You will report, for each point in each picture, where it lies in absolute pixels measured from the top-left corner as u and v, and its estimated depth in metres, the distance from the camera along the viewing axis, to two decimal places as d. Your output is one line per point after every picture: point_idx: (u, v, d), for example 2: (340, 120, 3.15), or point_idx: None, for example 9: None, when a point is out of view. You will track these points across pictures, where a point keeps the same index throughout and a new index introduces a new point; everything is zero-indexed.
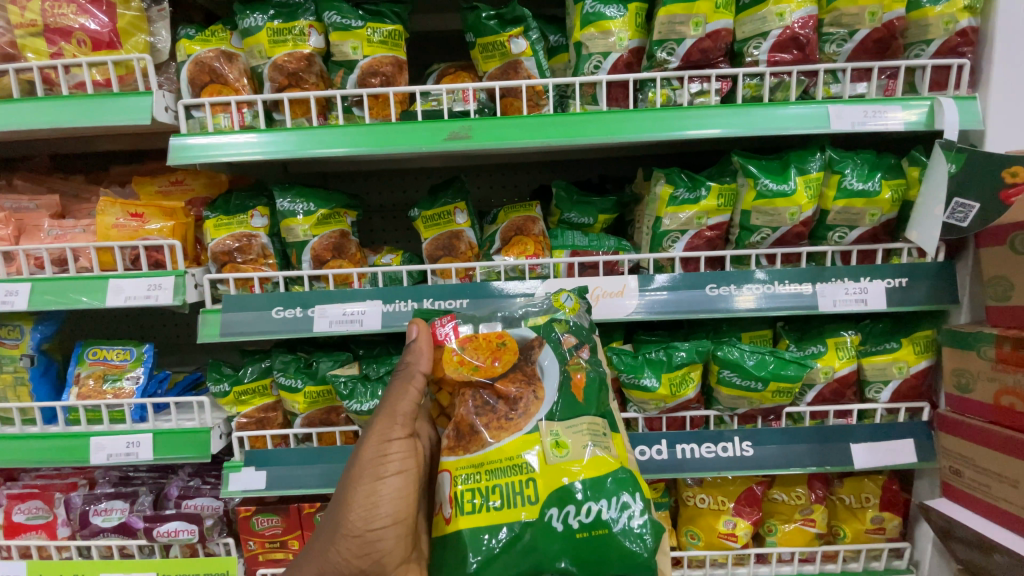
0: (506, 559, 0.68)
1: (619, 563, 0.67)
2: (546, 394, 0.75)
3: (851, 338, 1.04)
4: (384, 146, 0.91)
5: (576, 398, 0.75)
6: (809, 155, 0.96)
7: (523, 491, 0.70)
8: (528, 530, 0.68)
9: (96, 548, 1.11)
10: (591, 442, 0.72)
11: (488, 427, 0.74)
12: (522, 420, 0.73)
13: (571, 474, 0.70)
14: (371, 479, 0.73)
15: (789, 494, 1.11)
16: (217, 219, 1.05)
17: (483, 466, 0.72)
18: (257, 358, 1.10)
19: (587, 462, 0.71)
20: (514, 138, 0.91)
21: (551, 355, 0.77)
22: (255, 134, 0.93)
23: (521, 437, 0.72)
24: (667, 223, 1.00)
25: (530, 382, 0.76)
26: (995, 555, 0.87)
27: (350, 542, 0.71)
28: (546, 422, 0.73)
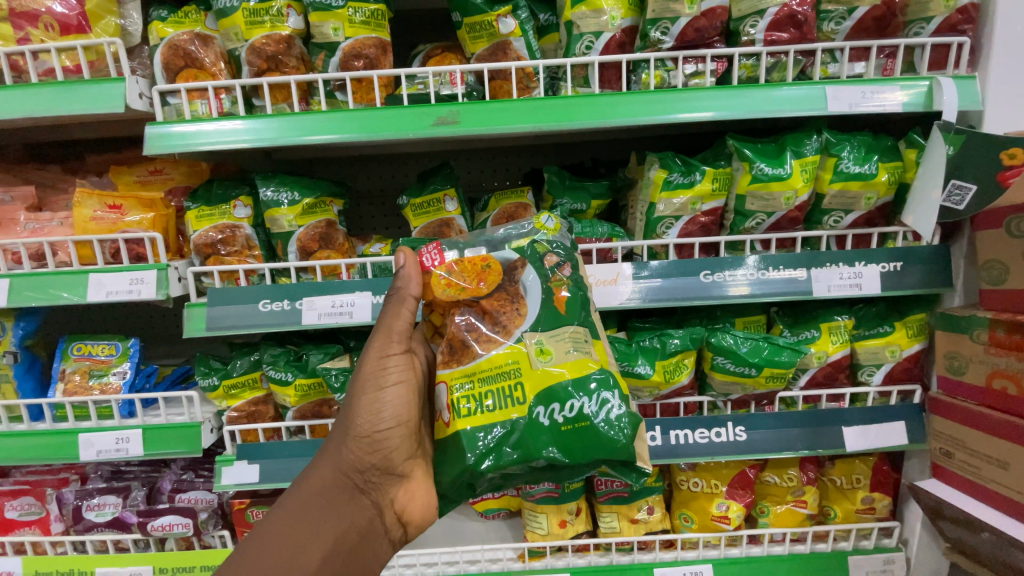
0: (500, 452, 0.70)
1: (601, 449, 0.71)
2: (529, 310, 0.76)
3: (845, 322, 1.03)
4: (371, 133, 0.88)
5: (559, 311, 0.76)
6: (805, 138, 0.93)
7: (512, 394, 0.72)
8: (519, 427, 0.71)
9: (90, 543, 1.11)
10: (573, 347, 0.74)
11: (478, 340, 0.75)
12: (507, 331, 0.75)
13: (557, 375, 0.72)
14: (373, 388, 0.71)
15: (781, 476, 1.13)
16: (199, 210, 1.02)
17: (475, 375, 0.74)
18: (245, 351, 1.09)
19: (570, 364, 0.73)
20: (505, 123, 0.88)
21: (532, 274, 0.77)
22: (236, 120, 0.90)
23: (509, 347, 0.74)
24: (661, 209, 0.98)
25: (514, 300, 0.77)
26: (982, 533, 0.89)
27: (357, 442, 0.70)
28: (531, 332, 0.75)
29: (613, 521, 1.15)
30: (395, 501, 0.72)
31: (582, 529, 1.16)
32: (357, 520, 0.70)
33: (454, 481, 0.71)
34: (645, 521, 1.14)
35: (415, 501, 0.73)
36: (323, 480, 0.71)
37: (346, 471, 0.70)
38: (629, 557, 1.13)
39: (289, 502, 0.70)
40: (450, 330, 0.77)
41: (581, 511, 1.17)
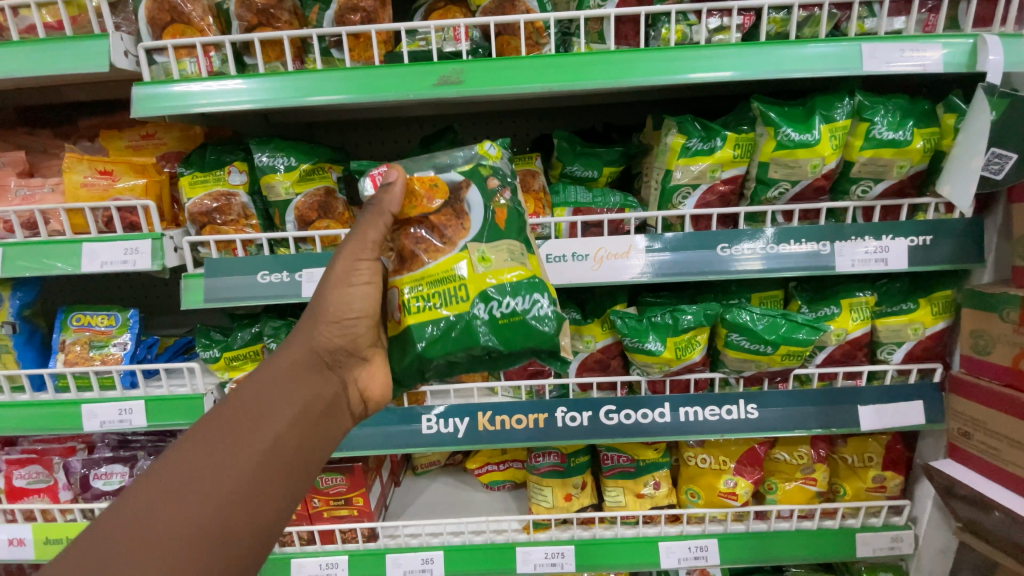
0: (444, 345, 0.69)
1: (534, 346, 0.71)
2: (472, 226, 0.73)
3: (867, 298, 0.99)
4: (371, 94, 0.83)
5: (499, 225, 0.74)
6: (836, 101, 0.87)
7: (455, 295, 0.70)
8: (459, 323, 0.70)
9: (99, 510, 1.12)
10: (511, 257, 0.72)
11: (426, 251, 0.72)
12: (453, 243, 0.72)
13: (496, 279, 0.71)
14: (342, 285, 0.68)
15: (791, 453, 1.11)
16: (192, 176, 0.98)
17: (423, 279, 0.71)
18: (246, 323, 1.06)
19: (507, 270, 0.71)
20: (512, 83, 0.82)
21: (478, 194, 0.74)
22: (226, 80, 0.84)
23: (453, 255, 0.71)
24: (678, 177, 0.92)
25: (459, 217, 0.73)
26: (994, 513, 0.89)
27: (326, 328, 0.67)
28: (476, 243, 0.72)
29: (619, 495, 1.15)
30: (359, 381, 0.71)
31: (587, 502, 1.17)
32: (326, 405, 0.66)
33: (404, 369, 0.71)
34: (651, 496, 1.14)
35: (377, 384, 0.73)
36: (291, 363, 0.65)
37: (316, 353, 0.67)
38: (634, 530, 1.13)
39: (244, 387, 0.62)
40: (399, 240, 0.73)
41: (587, 485, 1.18)
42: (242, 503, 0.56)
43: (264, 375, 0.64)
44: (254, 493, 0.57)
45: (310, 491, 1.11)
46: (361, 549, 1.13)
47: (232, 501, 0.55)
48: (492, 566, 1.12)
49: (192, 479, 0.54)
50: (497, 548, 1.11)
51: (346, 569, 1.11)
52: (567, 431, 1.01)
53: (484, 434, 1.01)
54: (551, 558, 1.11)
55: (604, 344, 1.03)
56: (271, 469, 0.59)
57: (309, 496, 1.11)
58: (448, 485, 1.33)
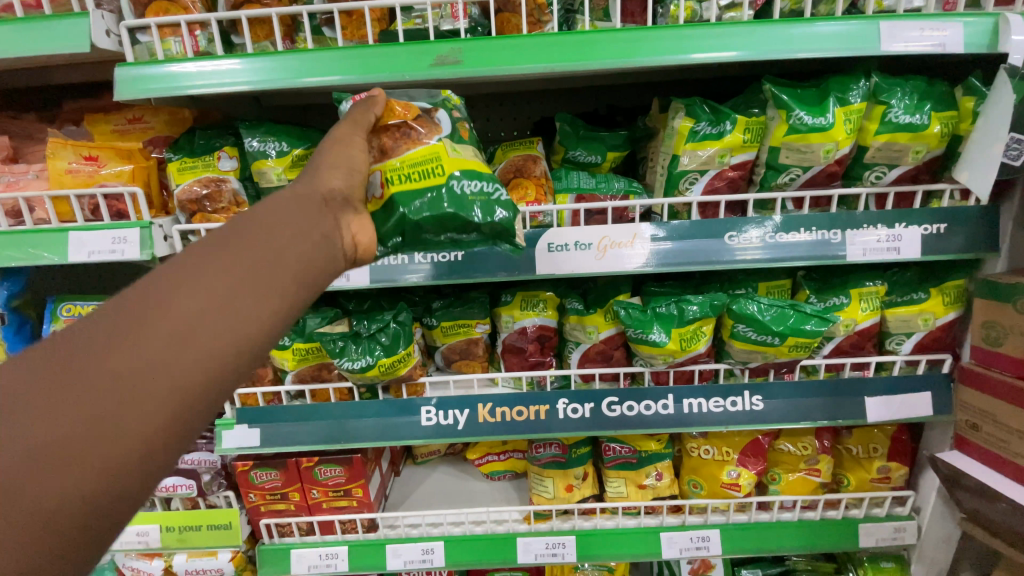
0: (424, 216, 0.73)
1: (500, 224, 0.77)
2: (442, 128, 0.77)
3: (877, 288, 0.96)
4: (366, 75, 0.79)
5: (463, 135, 0.80)
6: (851, 83, 0.83)
7: (433, 171, 0.74)
8: (438, 195, 0.73)
9: None
10: (476, 154, 0.79)
11: (405, 142, 0.74)
12: (427, 136, 0.76)
13: (468, 165, 0.76)
14: (333, 145, 0.66)
15: (796, 444, 1.10)
16: (180, 161, 0.94)
17: (403, 160, 0.73)
18: None
19: (475, 163, 0.77)
20: (513, 63, 0.78)
21: (447, 117, 0.79)
22: (211, 61, 0.80)
23: (430, 145, 0.75)
24: (685, 162, 0.89)
25: (431, 123, 0.77)
26: (998, 503, 0.88)
27: (329, 175, 0.62)
28: (452, 142, 0.77)
29: (620, 486, 1.14)
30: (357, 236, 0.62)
31: (588, 493, 1.16)
32: (308, 268, 0.54)
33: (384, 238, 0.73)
34: (654, 487, 1.13)
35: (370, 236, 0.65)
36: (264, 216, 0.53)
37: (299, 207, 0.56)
38: (636, 521, 1.12)
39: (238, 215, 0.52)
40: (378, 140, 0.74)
41: (588, 475, 1.17)
42: (229, 313, 0.46)
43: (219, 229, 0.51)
44: (242, 304, 0.47)
45: (308, 482, 1.09)
46: (361, 540, 1.12)
47: (213, 309, 0.45)
48: (493, 556, 1.11)
49: (176, 290, 0.45)
50: (499, 538, 1.11)
51: (347, 559, 1.11)
52: (569, 423, 0.99)
53: (485, 426, 0.99)
54: (552, 548, 1.10)
55: (607, 335, 1.00)
56: (214, 346, 0.45)
57: (308, 488, 1.10)
58: (449, 475, 1.32)
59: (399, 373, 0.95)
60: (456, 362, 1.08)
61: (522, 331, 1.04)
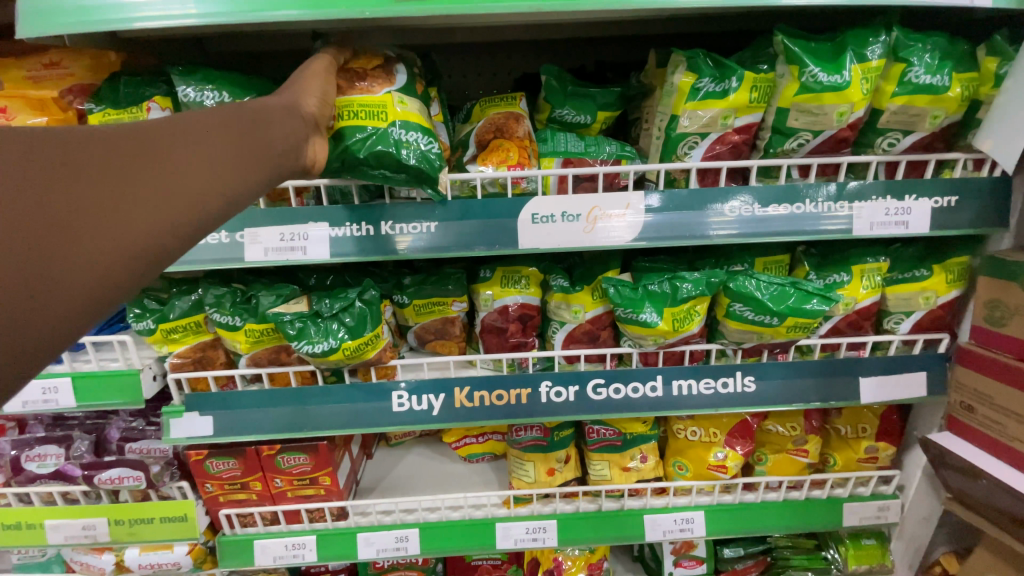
0: (357, 153, 0.74)
1: (420, 176, 0.76)
2: (394, 82, 0.78)
3: (878, 265, 0.91)
4: (321, 11, 0.67)
5: (416, 89, 0.80)
6: (870, 36, 0.74)
7: (375, 113, 0.75)
8: (373, 136, 0.74)
9: (36, 494, 1.03)
10: (421, 110, 0.79)
11: (359, 88, 0.76)
12: (379, 88, 0.77)
13: (409, 116, 0.76)
14: (301, 75, 0.71)
15: (784, 425, 1.07)
16: (104, 113, 0.80)
17: (352, 101, 0.75)
18: (185, 289, 0.91)
19: (415, 117, 0.77)
20: (492, 1, 0.67)
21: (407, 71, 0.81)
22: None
23: (379, 94, 0.76)
24: (684, 124, 0.80)
25: (386, 75, 0.78)
26: (982, 481, 0.87)
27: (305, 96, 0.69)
28: (401, 93, 0.78)
29: (604, 469, 1.09)
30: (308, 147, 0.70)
31: (570, 476, 1.11)
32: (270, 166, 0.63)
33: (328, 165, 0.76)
34: (638, 469, 1.08)
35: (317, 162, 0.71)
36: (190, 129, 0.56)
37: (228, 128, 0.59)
38: (619, 504, 1.07)
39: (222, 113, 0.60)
40: (339, 78, 0.77)
41: (571, 458, 1.12)
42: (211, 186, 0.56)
43: (132, 126, 0.53)
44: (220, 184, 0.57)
45: (270, 471, 1.01)
46: (329, 529, 1.05)
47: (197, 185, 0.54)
48: (470, 542, 1.06)
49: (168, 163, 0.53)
50: (476, 524, 1.05)
51: (315, 549, 1.04)
52: (550, 407, 0.92)
53: (461, 411, 0.92)
54: (532, 533, 1.05)
55: (594, 314, 0.93)
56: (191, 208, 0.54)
57: (269, 477, 1.02)
58: (424, 456, 1.26)
59: (367, 356, 0.87)
60: (431, 342, 1.00)
61: (503, 310, 0.96)
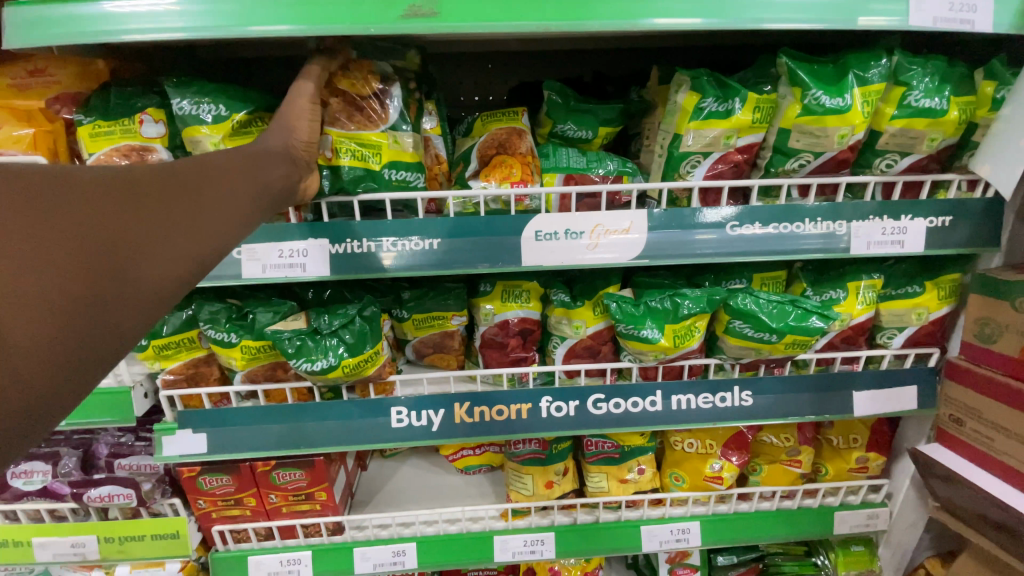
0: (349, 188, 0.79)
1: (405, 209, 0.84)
2: (390, 117, 0.81)
3: (873, 281, 0.93)
4: (321, 27, 0.65)
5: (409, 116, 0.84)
6: (871, 60, 0.75)
7: (370, 153, 0.79)
8: (366, 175, 0.79)
9: (22, 512, 1.01)
10: (414, 143, 0.83)
11: (356, 122, 0.79)
12: (377, 122, 0.80)
13: (402, 155, 0.82)
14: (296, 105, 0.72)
15: (778, 436, 1.09)
16: (93, 125, 0.76)
17: (351, 138, 0.78)
18: (178, 304, 0.89)
19: (408, 152, 0.82)
20: (500, 20, 0.67)
21: (400, 96, 0.82)
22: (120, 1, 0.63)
23: (375, 131, 0.79)
24: (688, 143, 0.80)
25: (382, 105, 0.81)
26: (965, 489, 0.89)
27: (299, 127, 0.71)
28: (393, 129, 0.81)
29: (601, 481, 1.09)
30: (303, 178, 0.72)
31: (568, 488, 1.11)
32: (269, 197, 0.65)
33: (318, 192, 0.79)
34: (635, 481, 1.09)
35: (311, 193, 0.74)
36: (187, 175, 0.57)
37: (226, 172, 0.61)
38: (616, 515, 1.08)
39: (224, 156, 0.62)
40: (335, 103, 0.78)
41: (568, 470, 1.12)
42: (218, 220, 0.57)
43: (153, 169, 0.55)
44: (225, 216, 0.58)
45: (265, 487, 0.99)
46: (325, 544, 1.04)
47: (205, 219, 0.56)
48: (467, 555, 1.05)
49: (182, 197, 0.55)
50: (474, 537, 1.05)
51: (310, 565, 1.03)
52: (550, 422, 0.92)
53: (461, 427, 0.92)
54: (530, 545, 1.06)
55: (595, 330, 0.94)
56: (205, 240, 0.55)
57: (264, 493, 1.00)
58: (420, 468, 1.25)
59: (366, 372, 0.86)
60: (429, 355, 1.00)
61: (503, 325, 0.96)
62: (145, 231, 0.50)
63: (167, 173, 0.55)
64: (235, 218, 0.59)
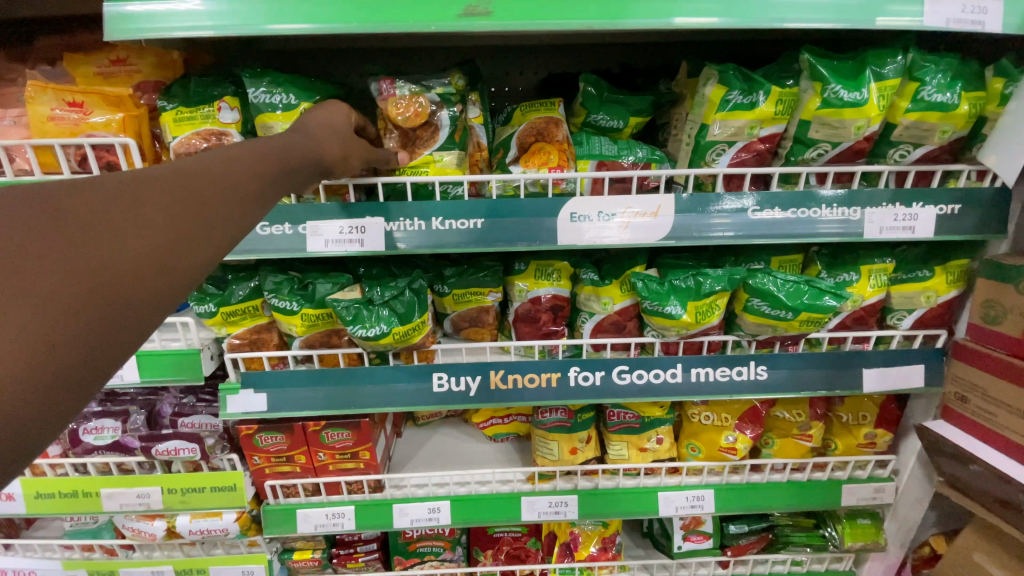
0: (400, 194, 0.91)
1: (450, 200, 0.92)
2: (437, 137, 0.90)
3: (885, 265, 0.99)
4: (390, 25, 0.73)
5: (454, 136, 0.92)
6: (888, 56, 0.81)
7: (423, 169, 0.90)
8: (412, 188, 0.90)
9: (92, 465, 1.11)
10: (454, 158, 0.91)
11: (409, 152, 0.91)
12: (425, 149, 0.90)
13: (442, 169, 0.90)
14: (350, 141, 0.77)
15: (790, 411, 1.16)
16: (176, 111, 0.85)
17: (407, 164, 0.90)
18: (244, 275, 0.98)
19: (445, 165, 0.90)
20: (549, 19, 0.74)
21: (448, 119, 0.91)
22: (140, 2, 0.71)
23: (423, 156, 0.90)
24: (714, 133, 0.87)
25: (431, 131, 0.91)
26: (972, 466, 0.95)
27: (334, 151, 0.74)
28: (439, 150, 0.90)
29: (622, 449, 1.18)
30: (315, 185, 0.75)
31: (592, 455, 1.20)
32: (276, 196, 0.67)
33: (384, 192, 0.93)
34: (654, 450, 1.18)
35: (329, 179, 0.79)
36: (217, 166, 0.61)
37: (255, 166, 0.64)
38: (636, 481, 1.16)
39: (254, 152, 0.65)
40: (396, 137, 0.91)
41: (591, 439, 1.20)
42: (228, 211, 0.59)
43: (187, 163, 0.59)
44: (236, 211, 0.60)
45: (315, 445, 1.09)
46: (367, 500, 1.13)
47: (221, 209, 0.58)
48: (497, 514, 1.14)
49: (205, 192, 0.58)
50: (504, 497, 1.13)
51: (353, 518, 1.12)
52: (578, 390, 1.00)
53: (496, 393, 1.00)
54: (555, 507, 1.14)
55: (621, 306, 1.01)
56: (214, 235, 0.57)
57: (314, 450, 1.10)
58: (450, 436, 1.34)
59: (413, 340, 0.94)
60: (466, 329, 1.08)
61: (536, 300, 1.05)
62: (167, 220, 0.53)
63: (194, 168, 0.58)
64: (255, 213, 0.63)
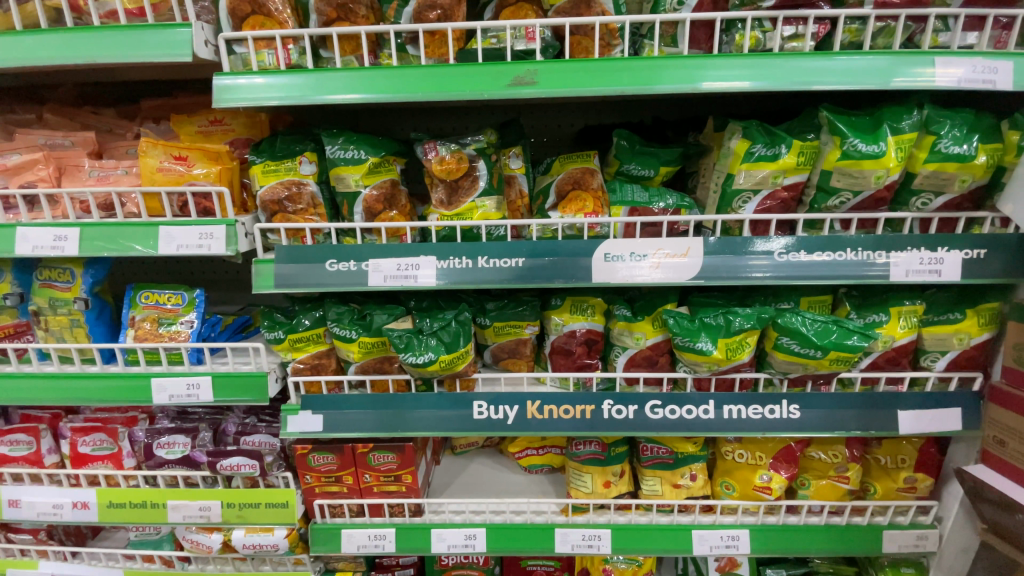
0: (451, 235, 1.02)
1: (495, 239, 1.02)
2: (480, 183, 1.02)
3: (914, 307, 1.02)
4: (447, 93, 0.85)
5: (493, 183, 1.03)
6: (903, 112, 0.87)
7: (472, 215, 1.01)
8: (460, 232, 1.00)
9: (162, 477, 1.21)
10: (495, 203, 1.03)
11: (455, 200, 1.03)
12: (469, 196, 1.02)
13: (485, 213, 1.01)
14: None
15: (826, 452, 1.16)
16: (264, 164, 0.99)
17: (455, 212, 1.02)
18: (309, 306, 1.10)
19: (488, 210, 1.02)
20: (585, 86, 0.84)
21: (486, 167, 1.03)
22: (237, 77, 0.88)
23: (469, 203, 1.01)
24: (739, 182, 0.94)
25: (472, 180, 1.02)
26: (1019, 515, 0.91)
27: None
28: (481, 196, 1.02)
29: (655, 484, 1.20)
30: None
31: (625, 490, 1.22)
32: None
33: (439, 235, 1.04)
34: (688, 486, 1.19)
35: None
36: None
37: None
38: (669, 518, 1.17)
39: None
40: (442, 190, 1.03)
41: (625, 473, 1.23)
42: None
43: None
44: None
45: (362, 466, 1.16)
46: (408, 523, 1.19)
47: None
48: (531, 544, 1.17)
49: None
50: (538, 527, 1.16)
51: (393, 541, 1.17)
52: (611, 422, 1.04)
53: (532, 422, 1.05)
54: (588, 540, 1.16)
55: (654, 341, 1.07)
56: None
57: (360, 472, 1.17)
58: (487, 466, 1.39)
59: (457, 368, 1.02)
60: (504, 360, 1.15)
61: (571, 334, 1.11)
62: None
63: None
64: None
